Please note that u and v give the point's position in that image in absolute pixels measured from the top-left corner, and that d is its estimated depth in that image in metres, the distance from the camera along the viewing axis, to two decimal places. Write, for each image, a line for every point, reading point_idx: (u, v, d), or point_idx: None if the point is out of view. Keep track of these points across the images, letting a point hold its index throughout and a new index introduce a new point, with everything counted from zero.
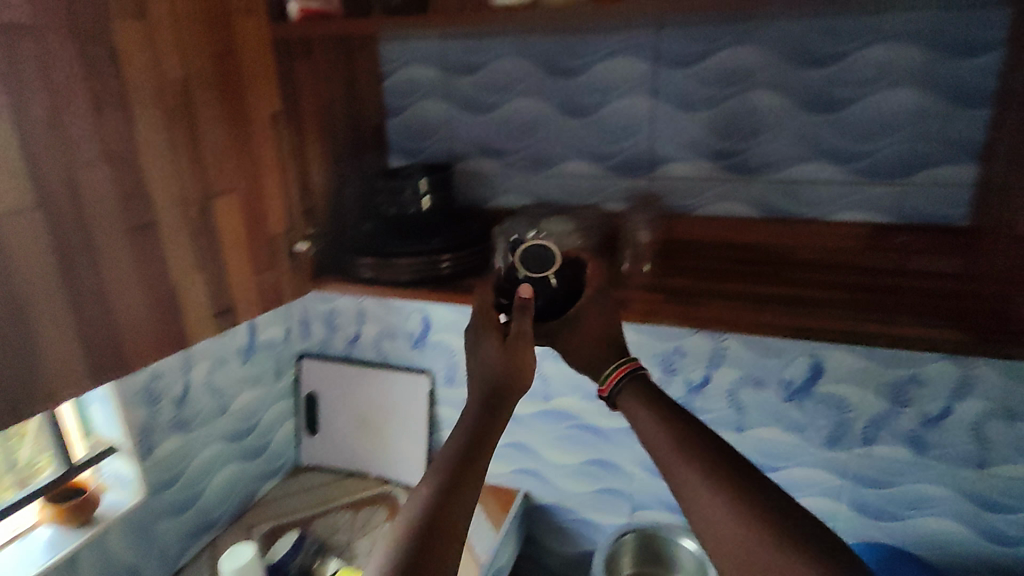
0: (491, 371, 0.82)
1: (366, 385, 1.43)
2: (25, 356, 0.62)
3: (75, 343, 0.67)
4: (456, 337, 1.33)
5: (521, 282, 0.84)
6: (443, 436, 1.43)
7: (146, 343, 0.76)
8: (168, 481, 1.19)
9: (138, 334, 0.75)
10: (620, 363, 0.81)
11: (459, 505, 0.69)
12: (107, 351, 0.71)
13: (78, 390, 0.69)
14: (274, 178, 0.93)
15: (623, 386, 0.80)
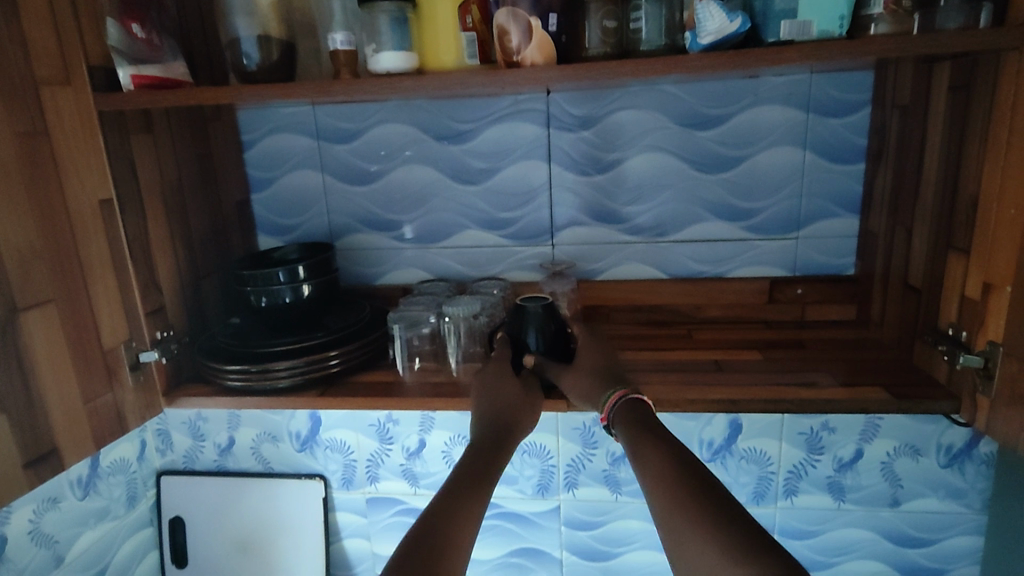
0: (502, 407, 0.74)
1: (245, 500, 1.21)
2: None
3: None
4: (352, 431, 1.18)
5: (539, 335, 0.80)
6: (344, 546, 1.24)
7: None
8: None
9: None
10: (613, 391, 0.73)
11: (462, 528, 0.60)
12: None
13: None
14: (105, 278, 0.76)
15: (621, 411, 0.71)
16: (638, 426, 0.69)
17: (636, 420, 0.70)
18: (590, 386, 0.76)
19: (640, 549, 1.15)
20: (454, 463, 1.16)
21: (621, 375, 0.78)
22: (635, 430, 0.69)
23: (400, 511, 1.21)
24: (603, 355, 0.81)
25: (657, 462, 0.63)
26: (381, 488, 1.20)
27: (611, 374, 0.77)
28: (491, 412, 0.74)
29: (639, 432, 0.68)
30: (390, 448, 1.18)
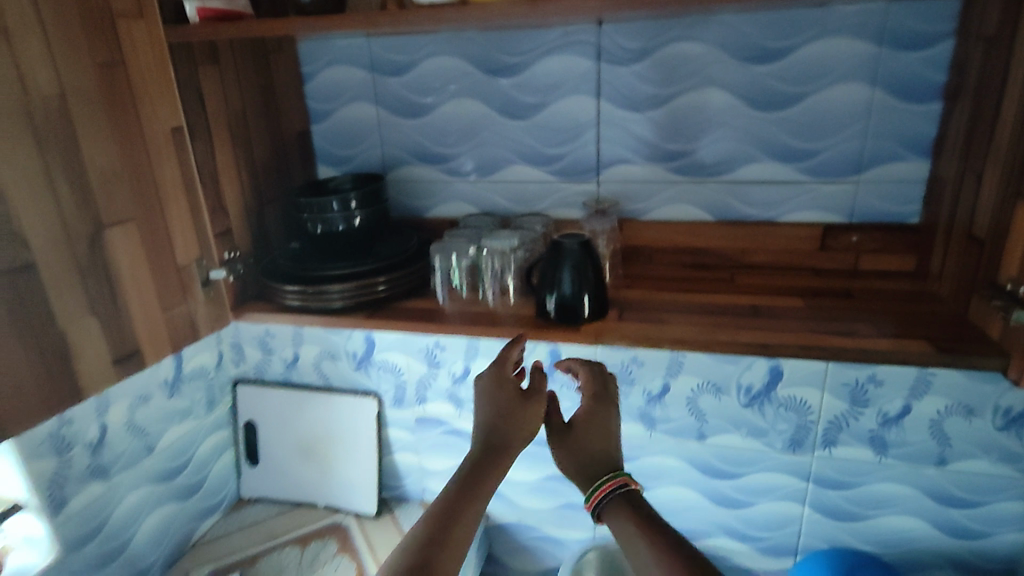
0: (496, 423, 0.71)
1: (309, 410, 1.33)
2: None
3: None
4: (403, 354, 1.25)
5: (570, 285, 0.81)
6: (395, 458, 1.35)
7: (31, 405, 0.65)
8: (92, 531, 1.05)
9: (14, 394, 0.63)
10: (605, 477, 0.67)
11: (443, 555, 0.58)
12: None
13: None
14: (179, 201, 0.83)
15: (611, 502, 0.65)
16: (626, 511, 0.64)
17: (623, 499, 0.65)
18: (583, 470, 0.70)
19: (672, 484, 1.19)
20: None
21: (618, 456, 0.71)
22: (620, 517, 0.64)
23: (446, 430, 1.29)
24: (603, 427, 0.74)
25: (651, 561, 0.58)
26: (429, 408, 1.28)
27: (608, 455, 0.71)
28: (485, 425, 0.71)
29: (627, 520, 0.63)
30: (438, 372, 1.25)
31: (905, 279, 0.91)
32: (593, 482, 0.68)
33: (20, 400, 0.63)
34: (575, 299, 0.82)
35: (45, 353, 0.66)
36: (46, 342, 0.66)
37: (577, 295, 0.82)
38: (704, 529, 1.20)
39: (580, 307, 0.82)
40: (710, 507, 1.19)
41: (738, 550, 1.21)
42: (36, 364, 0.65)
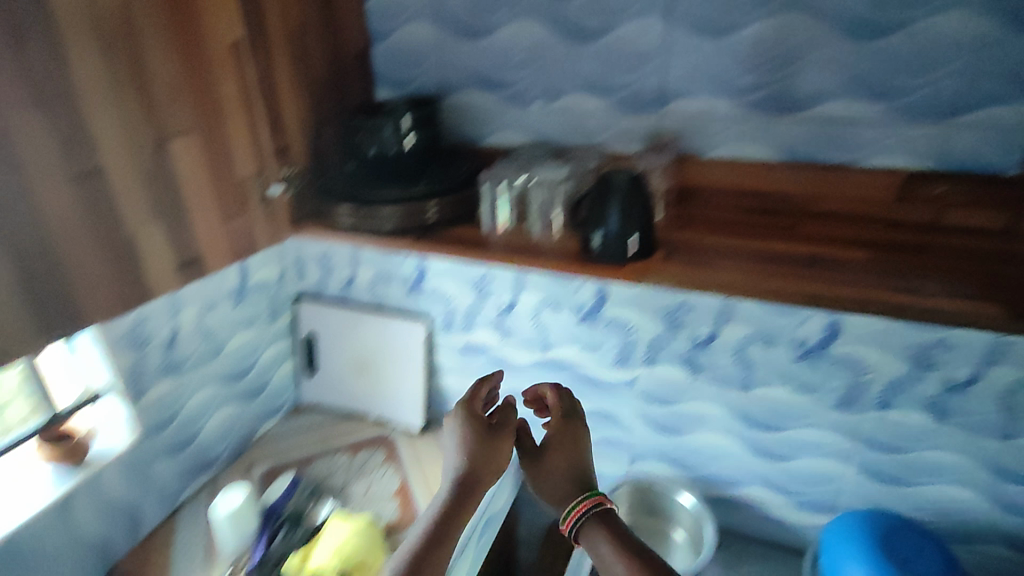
0: (469, 465, 0.81)
1: (362, 329, 1.39)
2: None
3: (22, 302, 0.61)
4: (453, 282, 1.27)
5: (617, 220, 0.79)
6: (444, 381, 1.40)
7: (104, 299, 0.70)
8: (165, 420, 1.16)
9: (88, 288, 0.68)
10: (579, 499, 0.78)
11: None
12: (62, 306, 0.65)
13: (32, 351, 0.64)
14: (239, 116, 0.85)
15: (585, 522, 0.76)
16: (600, 525, 0.75)
17: (596, 516, 0.77)
18: (561, 493, 0.81)
19: (711, 432, 1.18)
20: (541, 324, 1.22)
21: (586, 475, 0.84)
22: (596, 531, 0.75)
23: (490, 359, 1.32)
24: (575, 443, 0.87)
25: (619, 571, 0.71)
26: (475, 336, 1.31)
27: (580, 476, 0.83)
28: (459, 466, 0.82)
29: (600, 536, 0.75)
30: (484, 301, 1.26)
31: (996, 231, 0.83)
32: (567, 504, 0.80)
33: (94, 294, 0.69)
34: (621, 235, 0.79)
35: (114, 252, 0.70)
36: (116, 241, 0.70)
37: (624, 231, 0.79)
38: (741, 478, 1.19)
39: (625, 244, 0.80)
40: (748, 457, 1.17)
41: (776, 503, 1.19)
42: (107, 262, 0.70)
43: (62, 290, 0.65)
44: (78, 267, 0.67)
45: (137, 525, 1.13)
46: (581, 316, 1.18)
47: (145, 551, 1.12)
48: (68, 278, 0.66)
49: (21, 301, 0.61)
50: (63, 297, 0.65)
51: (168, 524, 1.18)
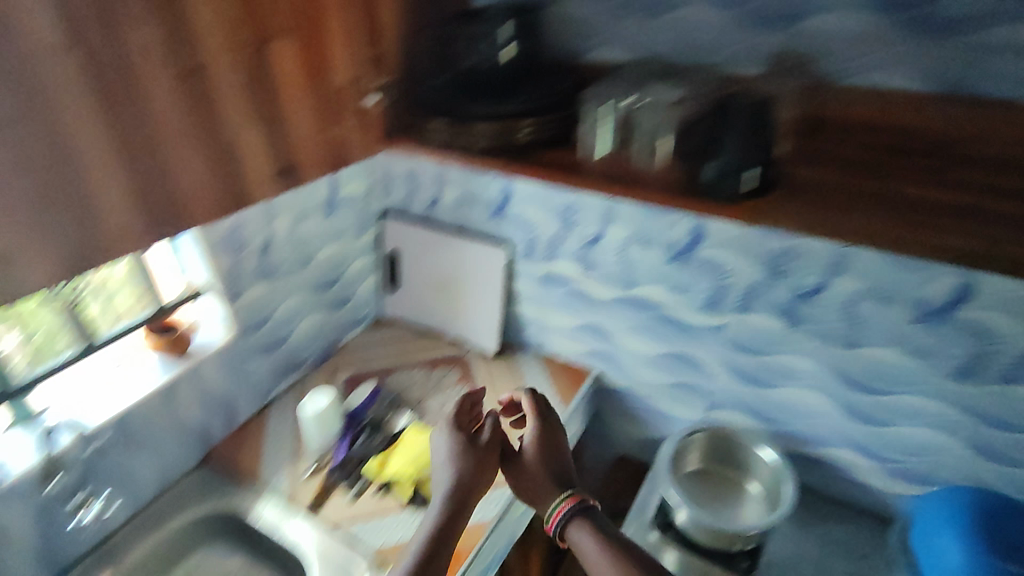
0: (465, 474, 0.88)
1: (444, 250, 1.38)
2: (82, 211, 0.59)
3: (130, 196, 0.64)
4: (540, 209, 1.23)
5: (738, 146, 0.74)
6: (520, 309, 1.38)
7: (204, 202, 0.72)
8: (259, 322, 1.22)
9: (190, 190, 0.69)
10: (563, 498, 0.85)
11: None
12: (167, 203, 0.67)
13: (140, 244, 0.67)
14: (338, 18, 0.82)
15: (571, 519, 0.84)
16: (585, 522, 0.84)
17: (581, 512, 0.85)
18: (545, 492, 0.88)
19: (803, 387, 1.11)
20: (629, 261, 1.17)
21: (564, 467, 0.90)
22: (581, 529, 0.83)
23: (570, 291, 1.28)
24: (552, 444, 0.92)
25: (603, 566, 0.79)
26: (558, 266, 1.27)
27: (560, 473, 0.89)
28: (455, 476, 0.88)
29: (587, 532, 0.83)
30: (571, 231, 1.21)
31: None
32: (553, 502, 0.87)
33: (195, 196, 0.70)
34: (743, 159, 0.73)
35: (215, 156, 0.71)
36: (216, 145, 0.71)
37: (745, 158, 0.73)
38: (828, 437, 1.13)
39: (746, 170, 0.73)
40: (840, 417, 1.10)
41: (865, 468, 1.12)
42: (208, 165, 0.71)
43: (166, 191, 0.67)
44: (181, 169, 0.68)
45: (233, 414, 1.22)
46: (674, 254, 1.11)
47: (240, 437, 1.22)
48: (172, 179, 0.67)
49: (128, 199, 0.63)
50: (167, 197, 0.67)
51: (260, 416, 1.26)
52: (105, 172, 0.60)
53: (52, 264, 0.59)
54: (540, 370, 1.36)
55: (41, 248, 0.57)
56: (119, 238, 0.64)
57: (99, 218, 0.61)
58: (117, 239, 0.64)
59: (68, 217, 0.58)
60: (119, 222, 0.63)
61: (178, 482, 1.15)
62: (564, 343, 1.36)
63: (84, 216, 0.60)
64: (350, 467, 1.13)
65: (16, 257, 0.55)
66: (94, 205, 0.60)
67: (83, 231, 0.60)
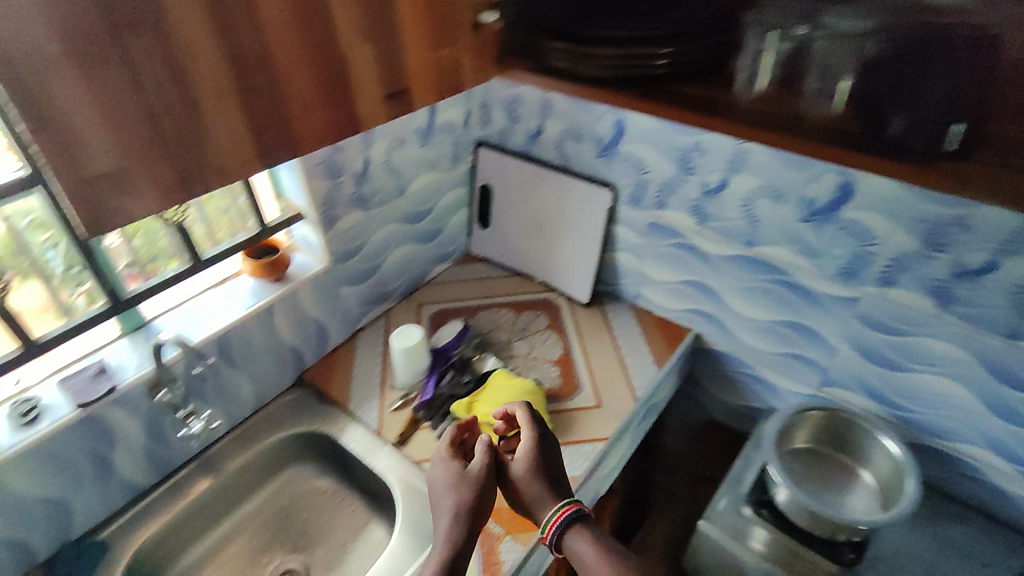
0: (461, 492, 0.85)
1: (543, 188, 1.29)
2: (189, 130, 0.55)
3: (239, 119, 0.58)
4: (653, 150, 1.10)
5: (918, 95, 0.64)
6: (617, 257, 1.29)
7: (314, 129, 0.66)
8: (352, 251, 1.19)
9: (300, 116, 0.64)
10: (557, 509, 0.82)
11: None
12: (276, 128, 0.62)
13: (247, 170, 0.62)
14: None
15: (566, 532, 0.81)
16: (581, 533, 0.81)
17: (577, 522, 0.82)
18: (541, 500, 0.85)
19: (942, 376, 0.98)
20: (754, 218, 1.05)
21: (560, 480, 0.87)
22: (577, 540, 0.81)
23: (678, 243, 1.17)
24: (546, 453, 0.89)
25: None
26: (666, 216, 1.16)
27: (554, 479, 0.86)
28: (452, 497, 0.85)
29: (582, 542, 0.80)
30: (688, 178, 1.09)
31: None
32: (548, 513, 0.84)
33: (305, 123, 0.65)
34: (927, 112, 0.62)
35: (328, 78, 0.65)
36: (329, 67, 0.64)
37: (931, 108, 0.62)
38: (958, 431, 1.01)
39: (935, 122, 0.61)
40: (981, 413, 0.97)
41: (1000, 469, 1.00)
42: (320, 89, 0.64)
43: (277, 115, 0.62)
44: (293, 92, 0.62)
45: (323, 341, 1.22)
46: (808, 213, 0.99)
47: (329, 364, 1.23)
48: (282, 102, 0.62)
49: (240, 123, 0.59)
50: (277, 123, 0.62)
51: (349, 345, 1.27)
52: (218, 93, 0.55)
53: (159, 188, 0.55)
54: (634, 324, 1.29)
55: (148, 169, 0.53)
56: (229, 165, 0.60)
57: (211, 142, 0.57)
58: (226, 166, 0.60)
59: (179, 139, 0.54)
60: (229, 147, 0.59)
61: (271, 402, 1.17)
62: (660, 298, 1.28)
63: (195, 139, 0.56)
64: (437, 405, 1.11)
65: (128, 179, 0.52)
66: (206, 129, 0.56)
67: (193, 155, 0.56)
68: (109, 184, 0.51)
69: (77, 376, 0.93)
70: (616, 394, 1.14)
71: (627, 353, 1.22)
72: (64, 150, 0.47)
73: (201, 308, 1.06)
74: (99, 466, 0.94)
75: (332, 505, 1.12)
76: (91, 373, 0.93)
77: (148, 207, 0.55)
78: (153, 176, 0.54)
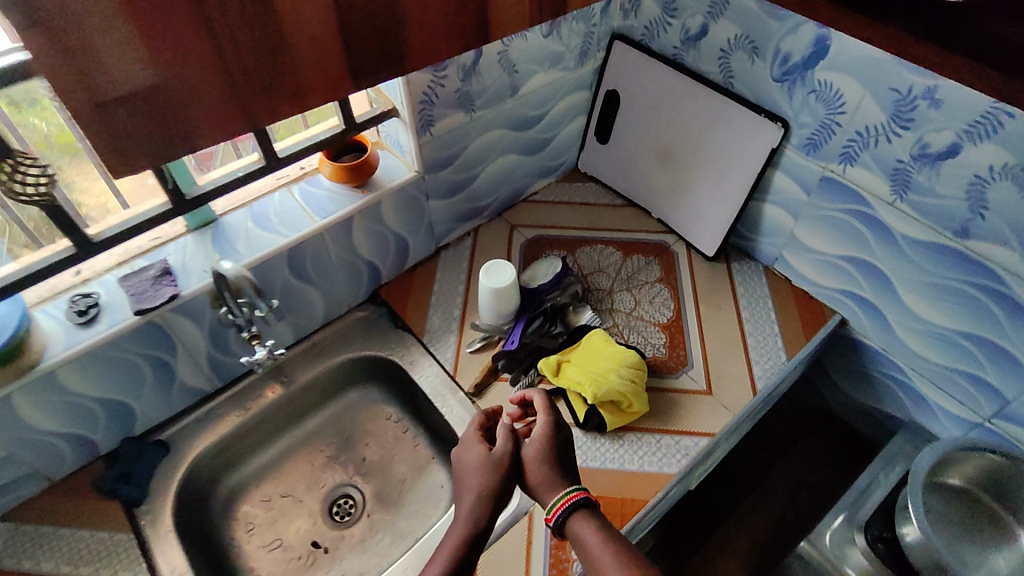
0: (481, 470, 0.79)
1: (688, 108, 1.02)
2: (257, 32, 0.38)
3: (322, 18, 0.40)
4: (861, 87, 0.80)
5: None
6: (763, 209, 1.04)
7: (430, 42, 0.47)
8: (447, 158, 1.00)
9: (411, 23, 0.45)
10: (565, 490, 0.75)
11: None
12: (370, 31, 0.43)
13: (332, 93, 0.45)
14: None
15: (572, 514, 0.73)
16: (589, 517, 0.72)
17: (585, 509, 0.73)
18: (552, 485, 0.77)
19: None
20: (980, 207, 0.77)
21: (571, 465, 0.80)
22: (583, 524, 0.72)
23: (855, 212, 0.91)
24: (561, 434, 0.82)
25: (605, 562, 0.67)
26: (849, 174, 0.88)
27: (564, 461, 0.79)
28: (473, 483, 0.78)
29: (588, 526, 0.72)
30: (901, 132, 0.79)
31: None
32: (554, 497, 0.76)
33: (418, 32, 0.46)
34: None
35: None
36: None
37: None
38: None
39: None
40: None
41: None
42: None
43: (378, 20, 0.43)
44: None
45: (404, 256, 1.09)
46: None
47: (407, 283, 1.10)
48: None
49: (328, 25, 0.41)
50: (380, 31, 0.43)
51: (430, 264, 1.12)
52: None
53: (208, 108, 0.40)
54: (766, 294, 1.07)
55: (194, 83, 0.38)
56: (307, 85, 0.43)
57: (284, 51, 0.40)
58: (304, 86, 0.43)
59: (241, 45, 0.38)
60: (310, 61, 0.42)
61: (342, 317, 1.07)
62: (804, 268, 1.04)
63: (264, 45, 0.39)
64: (520, 357, 0.97)
65: (168, 97, 0.38)
66: (279, 33, 0.39)
67: (261, 70, 0.40)
68: (143, 106, 0.37)
69: (139, 276, 0.83)
70: (731, 382, 0.96)
71: (751, 331, 1.02)
72: (71, 52, 0.33)
73: (277, 206, 0.93)
74: (159, 372, 0.87)
75: (396, 436, 1.06)
76: (153, 273, 0.83)
77: (195, 134, 0.41)
78: (202, 94, 0.39)
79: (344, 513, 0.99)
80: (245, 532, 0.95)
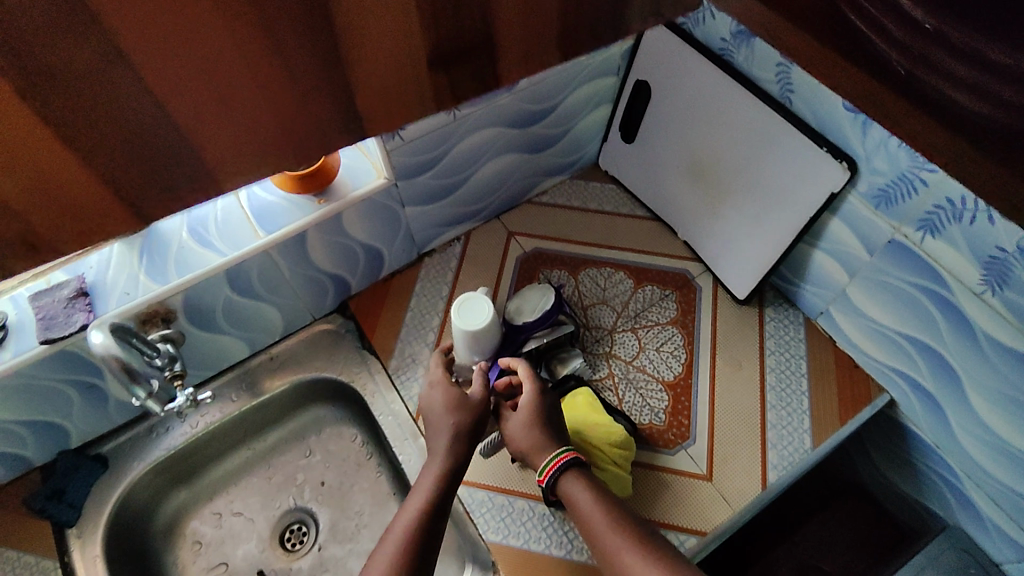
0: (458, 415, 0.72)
1: (732, 121, 0.80)
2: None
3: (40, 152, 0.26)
4: None
5: None
6: (812, 255, 0.83)
7: (254, 153, 0.31)
8: (425, 163, 0.83)
9: (214, 131, 0.29)
10: (555, 452, 0.69)
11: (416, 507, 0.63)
12: (140, 156, 0.28)
13: (103, 230, 0.30)
14: None
15: (563, 476, 0.68)
16: (579, 478, 0.68)
17: (576, 470, 0.69)
18: (533, 445, 0.72)
19: None
20: None
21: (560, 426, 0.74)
22: (573, 484, 0.68)
23: (926, 290, 0.70)
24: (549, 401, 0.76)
25: (599, 522, 0.63)
26: (926, 246, 0.67)
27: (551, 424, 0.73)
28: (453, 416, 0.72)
29: (579, 486, 0.67)
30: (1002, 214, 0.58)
31: None
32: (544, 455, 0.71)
33: (231, 141, 0.30)
34: None
35: (274, 40, 0.28)
36: (274, 15, 0.27)
37: None
38: None
39: None
40: None
41: None
42: (258, 68, 0.28)
43: (153, 139, 0.28)
44: (194, 93, 0.27)
45: (378, 265, 0.95)
46: None
47: (381, 295, 0.97)
48: (160, 104, 0.27)
49: (61, 161, 0.27)
50: (158, 150, 0.29)
51: (410, 273, 0.99)
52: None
53: None
54: (803, 355, 0.88)
55: None
56: (46, 231, 0.29)
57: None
58: (43, 233, 0.29)
59: None
60: (39, 203, 0.28)
61: (306, 328, 0.95)
62: (853, 333, 0.84)
63: None
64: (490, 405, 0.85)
65: None
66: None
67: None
68: None
69: (52, 295, 0.73)
70: (738, 465, 0.80)
71: (774, 404, 0.84)
72: None
73: (220, 213, 0.80)
74: (88, 394, 0.80)
75: (358, 461, 0.96)
76: (67, 294, 0.73)
77: None
78: None
79: (295, 541, 0.92)
80: (191, 552, 0.90)
